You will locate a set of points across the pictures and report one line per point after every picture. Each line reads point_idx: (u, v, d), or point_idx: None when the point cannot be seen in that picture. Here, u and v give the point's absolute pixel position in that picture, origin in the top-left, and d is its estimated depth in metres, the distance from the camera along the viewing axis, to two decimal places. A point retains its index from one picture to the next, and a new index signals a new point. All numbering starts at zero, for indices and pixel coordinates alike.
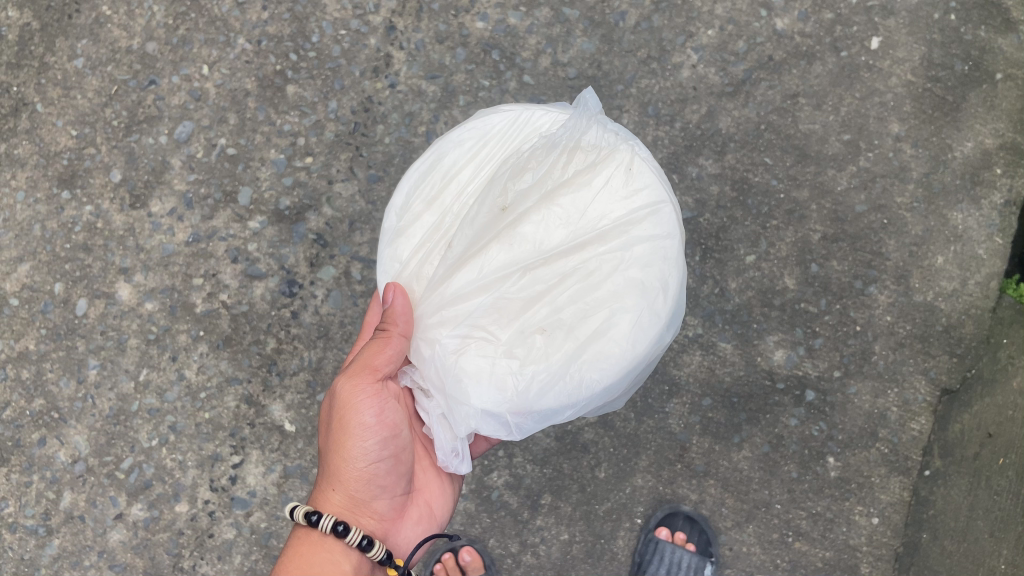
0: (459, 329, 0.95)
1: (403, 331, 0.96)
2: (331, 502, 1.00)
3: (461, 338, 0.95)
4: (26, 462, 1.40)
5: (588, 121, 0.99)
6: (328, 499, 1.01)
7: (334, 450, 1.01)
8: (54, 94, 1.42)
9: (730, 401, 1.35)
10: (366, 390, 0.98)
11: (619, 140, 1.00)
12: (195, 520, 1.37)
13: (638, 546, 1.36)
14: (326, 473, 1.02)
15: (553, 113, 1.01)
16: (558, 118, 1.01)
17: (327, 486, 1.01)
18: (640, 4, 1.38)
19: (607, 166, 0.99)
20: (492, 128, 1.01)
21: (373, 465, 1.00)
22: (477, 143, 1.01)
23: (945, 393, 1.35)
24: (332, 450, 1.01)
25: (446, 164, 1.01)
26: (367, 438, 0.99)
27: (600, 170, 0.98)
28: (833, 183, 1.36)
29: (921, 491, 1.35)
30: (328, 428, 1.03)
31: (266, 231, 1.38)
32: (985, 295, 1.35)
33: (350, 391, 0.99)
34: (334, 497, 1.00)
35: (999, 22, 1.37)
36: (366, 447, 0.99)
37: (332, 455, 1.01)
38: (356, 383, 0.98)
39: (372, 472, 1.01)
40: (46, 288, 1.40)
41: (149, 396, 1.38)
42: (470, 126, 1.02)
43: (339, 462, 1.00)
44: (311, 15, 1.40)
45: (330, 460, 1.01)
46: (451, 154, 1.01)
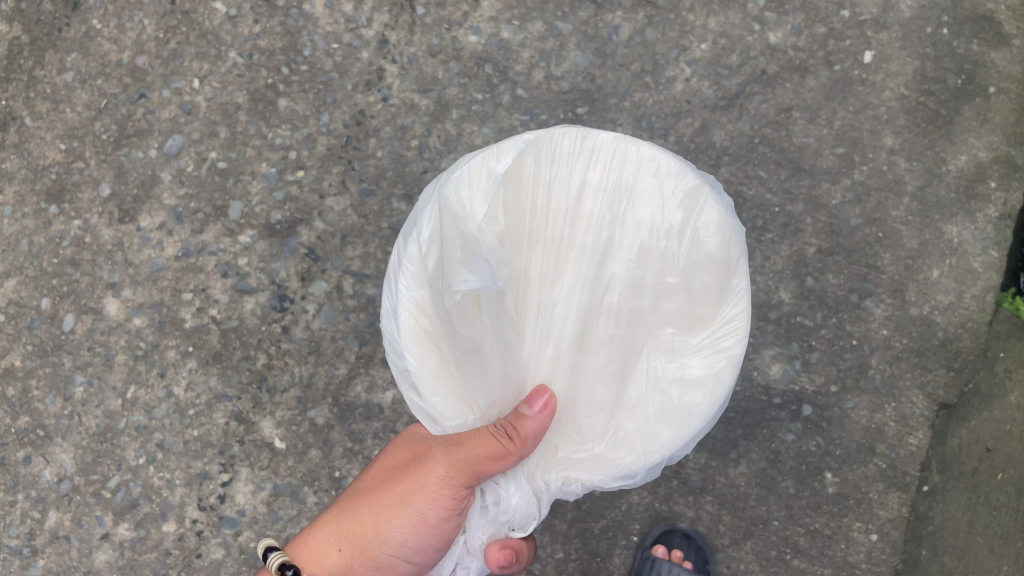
0: (559, 455, 0.92)
1: (523, 452, 0.88)
2: (326, 559, 1.04)
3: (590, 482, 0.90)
4: (11, 480, 1.38)
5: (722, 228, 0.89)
6: (329, 554, 1.04)
7: (371, 515, 1.02)
8: (43, 107, 1.41)
9: (726, 416, 1.34)
10: (449, 494, 0.95)
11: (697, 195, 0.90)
12: (183, 539, 1.36)
13: (635, 564, 1.34)
14: (344, 526, 1.04)
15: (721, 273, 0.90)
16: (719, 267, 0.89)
17: (333, 539, 1.04)
18: (633, 18, 1.37)
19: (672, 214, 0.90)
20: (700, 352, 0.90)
21: (394, 557, 1.02)
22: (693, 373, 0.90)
23: (942, 407, 1.34)
24: (370, 509, 1.02)
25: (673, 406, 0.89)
26: (411, 530, 0.99)
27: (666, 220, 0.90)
28: (828, 197, 1.35)
29: (919, 507, 1.33)
30: (387, 487, 1.02)
31: (257, 245, 1.36)
32: (981, 309, 1.34)
33: (430, 484, 0.96)
34: (334, 556, 1.03)
35: (990, 36, 1.38)
36: (406, 541, 1.00)
37: (366, 518, 1.02)
38: (443, 477, 0.95)
39: (386, 562, 1.02)
40: (33, 304, 1.38)
41: (137, 413, 1.36)
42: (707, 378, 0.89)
43: (367, 532, 1.02)
44: (303, 29, 1.39)
45: (361, 517, 1.03)
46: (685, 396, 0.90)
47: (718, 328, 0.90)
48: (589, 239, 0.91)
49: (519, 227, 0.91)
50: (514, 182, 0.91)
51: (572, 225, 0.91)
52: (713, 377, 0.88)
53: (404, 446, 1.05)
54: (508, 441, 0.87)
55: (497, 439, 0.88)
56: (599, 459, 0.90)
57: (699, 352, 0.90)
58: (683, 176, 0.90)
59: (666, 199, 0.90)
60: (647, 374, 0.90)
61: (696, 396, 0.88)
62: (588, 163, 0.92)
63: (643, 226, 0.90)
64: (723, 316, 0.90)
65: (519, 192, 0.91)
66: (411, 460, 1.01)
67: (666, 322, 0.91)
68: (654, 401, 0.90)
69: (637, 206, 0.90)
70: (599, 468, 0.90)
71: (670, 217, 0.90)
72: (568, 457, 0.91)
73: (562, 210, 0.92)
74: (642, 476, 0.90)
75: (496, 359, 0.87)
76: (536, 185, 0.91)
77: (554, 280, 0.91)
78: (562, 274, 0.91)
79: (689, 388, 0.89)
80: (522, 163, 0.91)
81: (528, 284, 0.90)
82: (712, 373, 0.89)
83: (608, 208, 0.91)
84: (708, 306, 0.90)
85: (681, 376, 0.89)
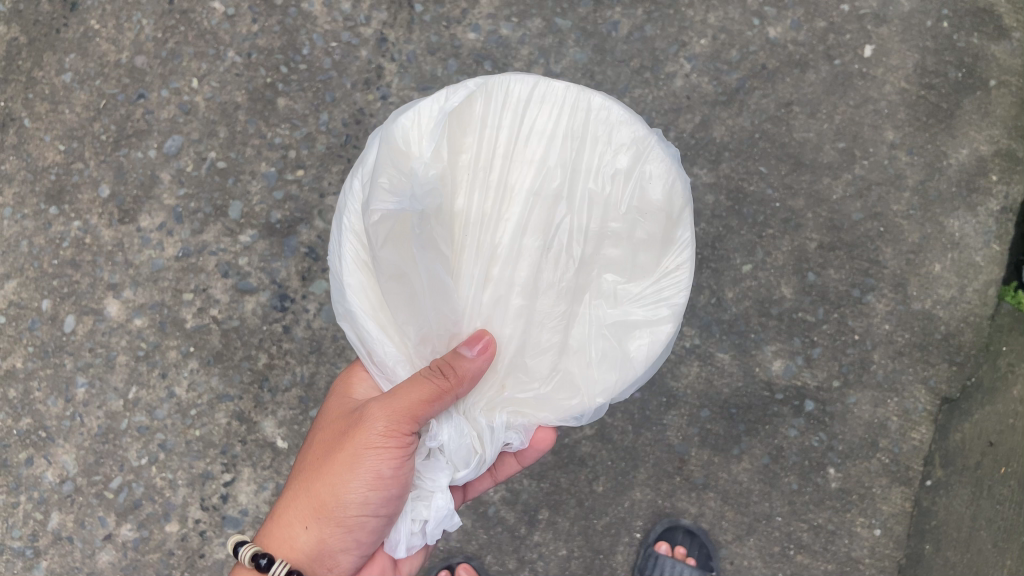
0: (505, 395, 0.91)
1: (461, 391, 0.87)
2: (296, 542, 0.99)
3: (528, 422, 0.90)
4: (13, 482, 1.38)
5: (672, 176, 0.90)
6: (297, 536, 0.99)
7: (326, 484, 0.97)
8: (42, 108, 1.40)
9: (729, 412, 1.33)
10: (398, 438, 0.91)
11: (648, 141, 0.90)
12: (186, 540, 1.36)
13: (638, 561, 1.34)
14: (304, 505, 0.99)
15: (667, 221, 0.90)
16: (667, 215, 0.90)
17: (299, 521, 0.99)
18: (632, 14, 1.37)
19: (624, 161, 0.90)
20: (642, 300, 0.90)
21: (362, 518, 0.97)
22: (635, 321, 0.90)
23: (945, 402, 1.33)
24: (322, 480, 0.98)
25: (617, 352, 0.90)
26: (369, 488, 0.93)
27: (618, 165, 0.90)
28: (829, 191, 1.35)
29: (922, 501, 1.33)
30: (335, 452, 0.98)
31: (257, 244, 1.36)
32: (983, 303, 1.34)
33: (378, 435, 0.92)
34: (304, 536, 0.99)
35: (991, 29, 1.37)
36: (366, 499, 0.94)
37: (323, 489, 0.98)
38: (388, 424, 0.91)
39: (357, 524, 0.97)
40: (33, 305, 1.38)
41: (139, 413, 1.36)
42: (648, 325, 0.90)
43: (327, 502, 0.97)
44: (301, 28, 1.39)
45: (316, 490, 0.98)
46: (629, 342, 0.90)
47: (662, 276, 0.90)
48: (537, 182, 0.90)
49: (466, 168, 0.90)
50: (461, 122, 0.90)
51: (521, 171, 0.90)
52: (655, 323, 0.90)
53: (340, 413, 1.02)
54: (442, 378, 0.86)
55: (432, 380, 0.86)
56: (545, 401, 0.90)
57: (642, 300, 0.90)
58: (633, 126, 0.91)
59: (616, 149, 0.90)
60: (591, 320, 0.91)
61: (638, 342, 0.90)
62: (538, 108, 0.91)
63: (593, 169, 0.90)
64: (667, 265, 0.90)
65: (467, 131, 0.90)
66: (352, 419, 0.98)
67: (611, 268, 0.90)
68: (599, 347, 0.90)
69: (587, 153, 0.90)
70: (548, 408, 0.91)
71: (619, 164, 0.90)
72: (513, 396, 0.91)
73: (511, 153, 0.90)
74: (585, 417, 0.91)
75: (428, 297, 0.87)
76: (482, 125, 0.90)
77: (500, 221, 0.89)
78: (509, 215, 0.90)
79: (632, 334, 0.90)
80: (470, 104, 0.90)
81: (473, 223, 0.89)
82: (654, 319, 0.90)
83: (558, 153, 0.90)
84: (653, 253, 0.90)
85: (624, 322, 0.90)
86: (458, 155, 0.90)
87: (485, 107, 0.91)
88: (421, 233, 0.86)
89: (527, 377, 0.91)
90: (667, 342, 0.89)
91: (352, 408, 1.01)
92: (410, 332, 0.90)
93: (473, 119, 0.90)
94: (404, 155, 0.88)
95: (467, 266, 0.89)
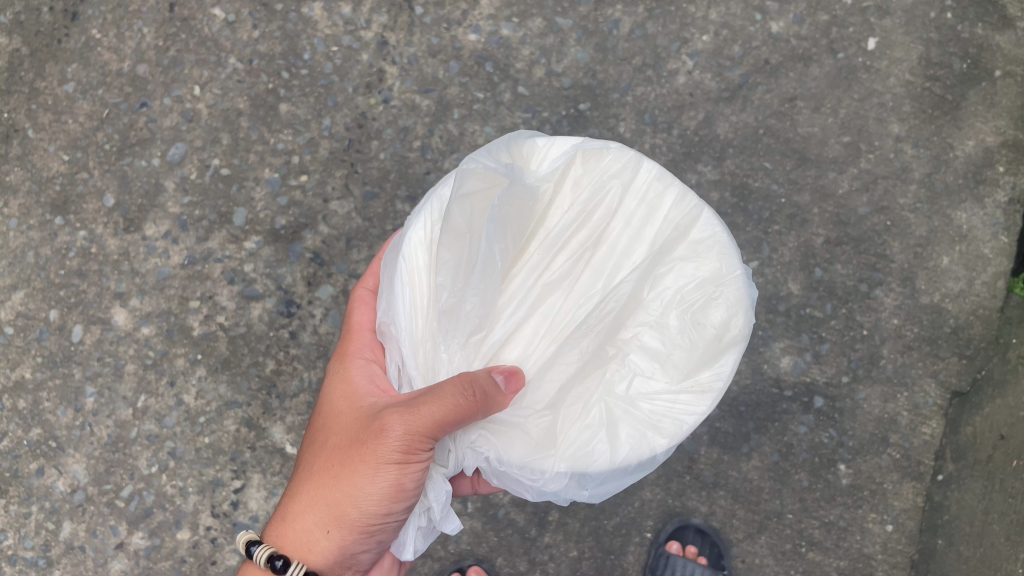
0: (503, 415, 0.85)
1: (482, 414, 0.82)
2: (316, 546, 0.95)
3: (496, 449, 0.85)
4: (24, 493, 1.38)
5: (737, 310, 0.88)
6: (316, 540, 0.95)
7: (345, 494, 0.93)
8: (45, 119, 1.41)
9: (738, 410, 1.33)
10: (419, 454, 0.87)
11: (733, 270, 0.89)
12: (197, 547, 1.36)
13: (649, 560, 1.34)
14: (321, 510, 0.95)
15: (709, 346, 0.87)
16: (713, 340, 0.87)
17: (316, 526, 0.95)
18: (633, 11, 1.37)
19: (704, 269, 0.89)
20: (647, 403, 0.86)
21: (384, 528, 0.94)
22: (629, 414, 0.86)
23: (955, 395, 1.32)
24: (338, 488, 0.93)
25: (601, 434, 0.85)
26: (391, 501, 0.90)
27: (695, 269, 0.89)
28: (835, 186, 1.34)
29: (934, 496, 1.32)
30: (351, 460, 0.93)
31: (263, 251, 1.36)
32: (992, 295, 1.33)
33: (399, 452, 0.87)
34: (323, 542, 0.95)
35: (995, 19, 1.36)
36: (387, 512, 0.91)
37: (341, 499, 0.93)
38: (409, 440, 0.86)
39: (379, 533, 0.94)
40: (41, 315, 1.38)
41: (148, 422, 1.36)
42: (641, 425, 0.85)
43: (346, 511, 0.93)
44: (302, 33, 1.39)
45: (333, 498, 0.94)
46: (614, 428, 0.85)
47: (683, 391, 0.86)
48: (615, 241, 0.91)
49: (561, 203, 0.92)
50: (582, 163, 0.93)
51: (604, 226, 0.91)
52: (652, 429, 0.85)
53: (351, 415, 0.96)
54: (470, 397, 0.80)
55: (455, 403, 0.81)
56: (524, 437, 0.85)
57: (652, 401, 0.86)
58: (731, 252, 0.90)
59: (706, 258, 0.90)
60: (597, 389, 0.87)
61: (626, 435, 0.85)
62: (656, 190, 0.92)
63: (670, 262, 0.90)
64: (695, 384, 0.87)
65: (580, 176, 0.93)
66: (366, 427, 0.92)
67: (642, 355, 0.88)
68: (591, 416, 0.86)
69: (678, 244, 0.90)
70: (519, 447, 0.85)
71: (700, 272, 0.89)
72: (503, 419, 0.85)
73: (604, 210, 0.91)
74: (541, 481, 0.84)
75: (467, 280, 0.86)
76: (599, 174, 0.93)
77: (563, 253, 0.90)
78: (575, 256, 0.90)
79: (622, 425, 0.85)
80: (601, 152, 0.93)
81: (536, 249, 0.90)
82: (652, 424, 0.85)
83: (650, 230, 0.91)
84: (687, 367, 0.87)
85: (625, 409, 0.86)
86: (561, 188, 0.93)
87: (611, 163, 0.93)
88: (495, 215, 0.87)
89: (526, 411, 0.85)
90: (650, 451, 0.84)
91: (365, 410, 0.95)
92: (442, 301, 0.85)
93: (595, 166, 0.93)
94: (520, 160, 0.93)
95: (510, 280, 0.89)
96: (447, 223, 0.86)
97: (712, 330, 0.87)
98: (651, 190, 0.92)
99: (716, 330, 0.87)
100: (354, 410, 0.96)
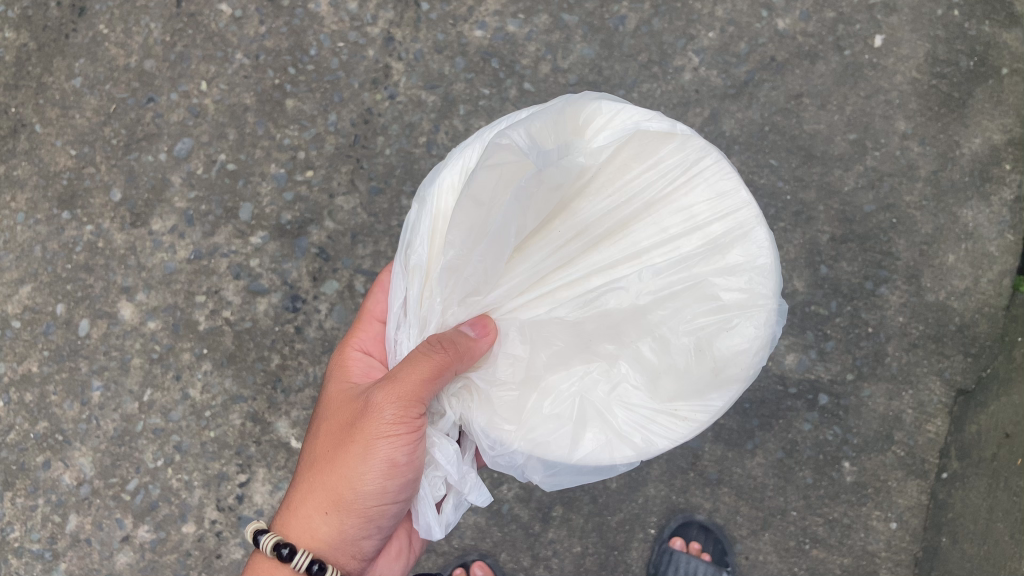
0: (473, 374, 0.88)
1: (458, 365, 0.84)
2: (318, 532, 0.95)
3: (463, 409, 0.88)
4: (31, 485, 1.39)
5: (748, 345, 0.83)
6: (316, 526, 0.95)
7: (342, 474, 0.94)
8: (53, 114, 1.41)
9: (742, 407, 1.33)
10: (410, 424, 0.88)
11: (758, 302, 0.84)
12: (203, 541, 1.36)
13: (653, 556, 1.34)
14: (320, 494, 0.95)
15: (706, 375, 0.84)
16: (711, 368, 0.84)
17: (315, 512, 0.95)
18: (639, 8, 1.37)
19: (727, 291, 0.85)
20: (626, 414, 0.85)
21: (381, 506, 0.94)
22: (606, 421, 0.85)
23: (960, 393, 1.32)
24: (335, 469, 0.94)
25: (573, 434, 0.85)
26: (386, 477, 0.91)
27: (719, 288, 0.85)
28: (841, 183, 1.34)
29: (939, 494, 1.31)
30: (346, 440, 0.94)
31: (269, 246, 1.37)
32: (998, 293, 1.33)
33: (391, 424, 0.89)
34: (323, 527, 0.95)
35: (1002, 17, 1.36)
36: (384, 488, 0.92)
37: (338, 479, 0.94)
38: (398, 411, 0.88)
39: (377, 512, 0.95)
40: (48, 309, 1.39)
41: (154, 415, 1.37)
42: (613, 434, 0.84)
43: (343, 492, 0.94)
44: (308, 29, 1.39)
45: (331, 480, 0.95)
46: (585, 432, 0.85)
47: (663, 413, 0.85)
48: (641, 240, 0.89)
49: (598, 189, 0.89)
50: (634, 152, 0.89)
51: (631, 222, 0.89)
52: (621, 440, 0.84)
53: (344, 400, 0.99)
54: (440, 350, 0.83)
55: (430, 356, 0.84)
56: (489, 406, 0.87)
57: (632, 414, 0.85)
58: (767, 283, 0.84)
59: (736, 282, 0.85)
60: (579, 382, 0.88)
61: (593, 439, 0.84)
62: (706, 197, 0.88)
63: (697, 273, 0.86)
64: (680, 409, 0.85)
65: (627, 166, 0.89)
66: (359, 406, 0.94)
67: (637, 361, 0.87)
68: (562, 408, 0.86)
69: (714, 256, 0.86)
70: (481, 412, 0.87)
71: (724, 295, 0.85)
72: (473, 381, 0.88)
73: (638, 207, 0.89)
74: (496, 452, 0.86)
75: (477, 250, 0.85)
76: (647, 169, 0.89)
77: (583, 242, 0.89)
78: (592, 245, 0.89)
79: (592, 429, 0.85)
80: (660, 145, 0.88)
81: (557, 233, 0.89)
82: (624, 437, 0.84)
83: (688, 233, 0.87)
84: (676, 389, 0.85)
85: (601, 412, 0.86)
86: (604, 174, 0.89)
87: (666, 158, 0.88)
88: (518, 194, 0.84)
89: (493, 377, 0.87)
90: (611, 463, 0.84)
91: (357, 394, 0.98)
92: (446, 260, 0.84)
93: (647, 157, 0.89)
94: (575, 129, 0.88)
95: (522, 257, 0.89)
96: (468, 189, 0.82)
97: (714, 356, 0.84)
98: (699, 194, 0.88)
99: (718, 358, 0.84)
100: (347, 395, 0.99)
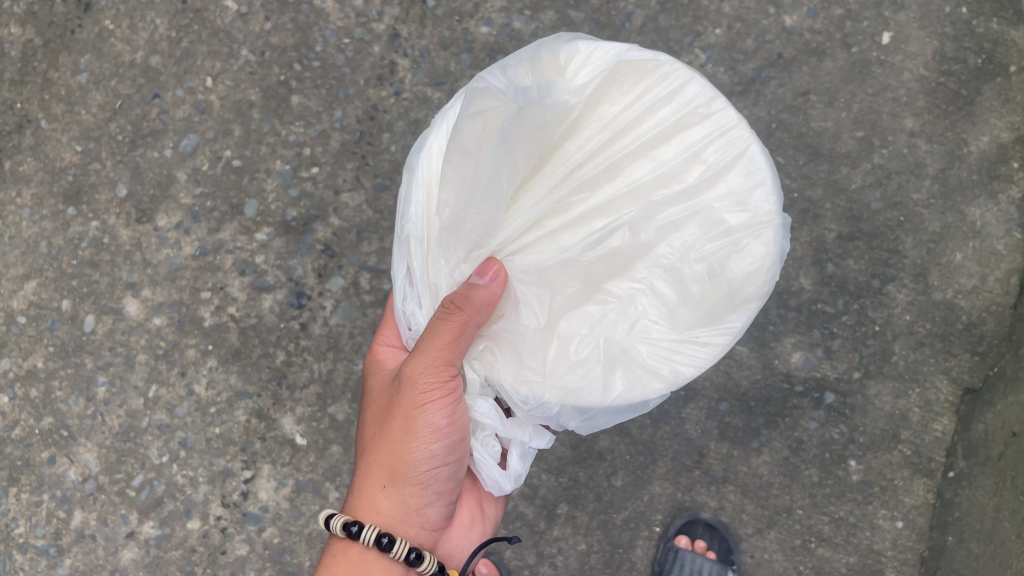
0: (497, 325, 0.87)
1: (477, 321, 0.84)
2: (380, 508, 0.96)
3: (489, 369, 0.87)
4: (36, 481, 1.39)
5: (760, 263, 0.84)
6: (378, 502, 0.96)
7: (391, 448, 0.95)
8: (58, 109, 1.41)
9: (747, 405, 1.33)
10: (442, 387, 0.89)
11: (764, 218, 0.84)
12: (208, 537, 1.36)
13: (658, 554, 1.34)
14: (375, 473, 0.96)
15: (722, 297, 0.84)
16: (727, 289, 0.84)
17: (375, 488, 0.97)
18: (646, 4, 1.36)
19: (731, 214, 0.85)
20: (648, 347, 0.84)
21: (434, 471, 0.95)
22: (630, 356, 0.84)
23: (967, 392, 1.31)
24: (385, 446, 0.96)
25: (598, 374, 0.83)
26: (432, 441, 0.92)
27: (721, 211, 0.86)
28: (848, 181, 1.33)
29: (945, 493, 1.31)
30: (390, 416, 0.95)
31: (274, 242, 1.36)
32: (1005, 291, 1.32)
33: (425, 390, 0.89)
34: (385, 501, 0.96)
35: (1011, 14, 1.35)
36: (431, 453, 0.93)
37: (388, 454, 0.95)
38: (430, 377, 0.89)
39: (430, 478, 0.96)
40: (53, 305, 1.39)
41: (160, 411, 1.37)
42: (638, 370, 0.83)
43: (396, 465, 0.95)
44: (314, 25, 1.39)
45: (383, 456, 0.96)
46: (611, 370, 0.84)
47: (686, 341, 0.84)
48: (639, 172, 0.88)
49: (590, 127, 0.89)
50: (617, 86, 0.89)
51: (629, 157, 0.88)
52: (649, 374, 0.83)
53: (382, 382, 1.00)
54: (456, 309, 0.82)
55: (446, 316, 0.83)
56: (515, 359, 0.86)
57: (654, 347, 0.84)
58: (768, 199, 0.85)
59: (737, 204, 0.85)
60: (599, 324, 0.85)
61: (622, 377, 0.83)
62: (695, 123, 0.88)
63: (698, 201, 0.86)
64: (700, 335, 0.84)
65: (614, 99, 0.89)
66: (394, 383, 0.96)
67: (652, 295, 0.86)
68: (586, 351, 0.84)
69: (712, 182, 0.86)
70: (508, 367, 0.86)
71: (728, 218, 0.85)
72: (499, 335, 0.87)
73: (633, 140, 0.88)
74: (529, 405, 0.84)
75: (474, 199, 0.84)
76: (635, 100, 0.89)
77: (583, 181, 0.88)
78: (593, 183, 0.88)
79: (620, 368, 0.84)
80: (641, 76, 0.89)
81: (555, 173, 0.88)
82: (651, 370, 0.83)
83: (683, 164, 0.87)
84: (694, 317, 0.85)
85: (624, 351, 0.84)
86: (592, 110, 0.89)
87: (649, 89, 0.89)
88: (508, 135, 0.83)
89: (516, 328, 0.86)
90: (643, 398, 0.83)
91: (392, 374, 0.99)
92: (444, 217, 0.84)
93: (631, 89, 0.89)
94: (556, 69, 0.88)
95: (522, 202, 0.87)
96: (456, 141, 0.83)
97: (729, 278, 0.84)
98: (688, 121, 0.88)
99: (733, 281, 0.84)
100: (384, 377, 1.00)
